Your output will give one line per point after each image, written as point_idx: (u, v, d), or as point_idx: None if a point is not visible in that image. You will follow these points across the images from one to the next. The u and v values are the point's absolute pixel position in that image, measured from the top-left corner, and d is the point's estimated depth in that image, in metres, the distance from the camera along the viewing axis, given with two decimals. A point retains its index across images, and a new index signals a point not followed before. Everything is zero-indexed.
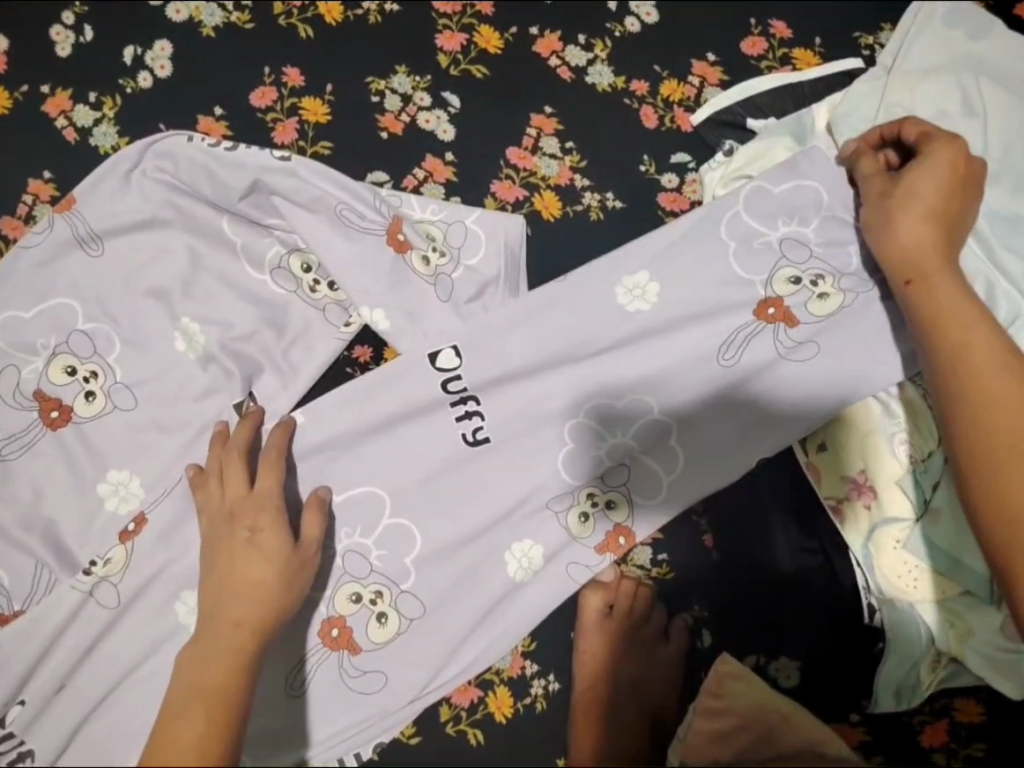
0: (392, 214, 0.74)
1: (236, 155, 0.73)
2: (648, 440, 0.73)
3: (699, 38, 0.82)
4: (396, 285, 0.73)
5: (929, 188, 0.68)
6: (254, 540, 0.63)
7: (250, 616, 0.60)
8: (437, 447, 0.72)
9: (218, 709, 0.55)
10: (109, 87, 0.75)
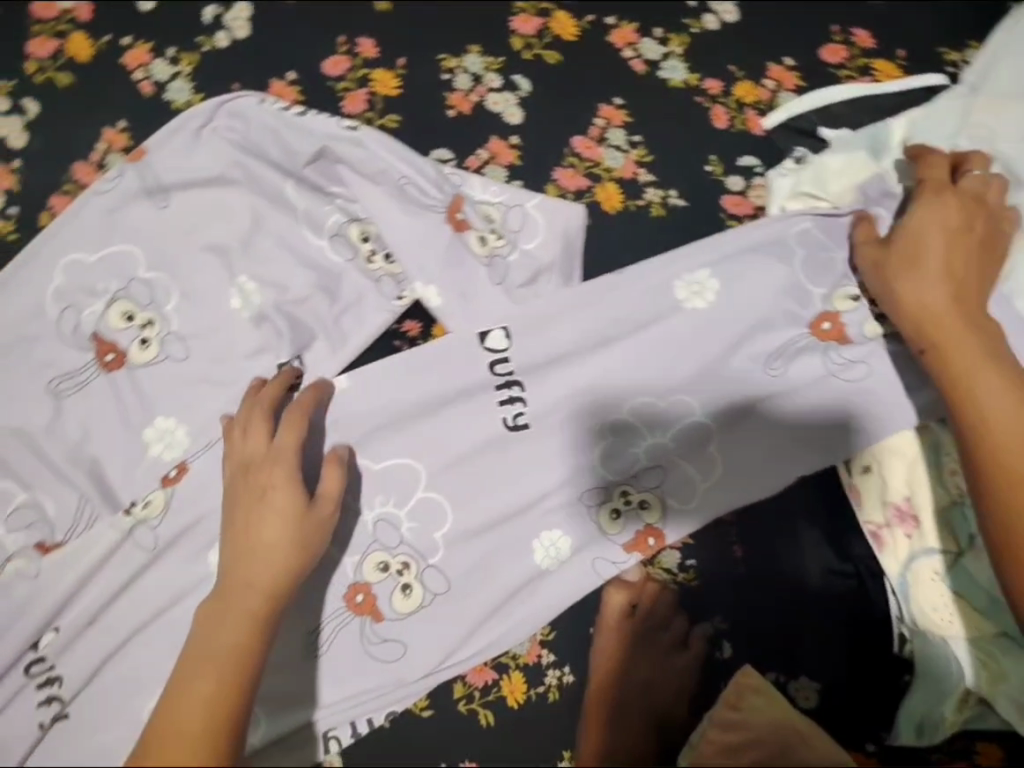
0: (454, 194, 0.74)
1: (307, 121, 0.74)
2: (686, 442, 0.73)
3: (778, 40, 0.81)
4: (449, 265, 0.74)
5: (942, 247, 0.66)
6: (269, 500, 0.63)
7: (265, 578, 0.61)
8: (476, 428, 0.73)
9: (231, 668, 0.57)
10: (188, 43, 0.76)
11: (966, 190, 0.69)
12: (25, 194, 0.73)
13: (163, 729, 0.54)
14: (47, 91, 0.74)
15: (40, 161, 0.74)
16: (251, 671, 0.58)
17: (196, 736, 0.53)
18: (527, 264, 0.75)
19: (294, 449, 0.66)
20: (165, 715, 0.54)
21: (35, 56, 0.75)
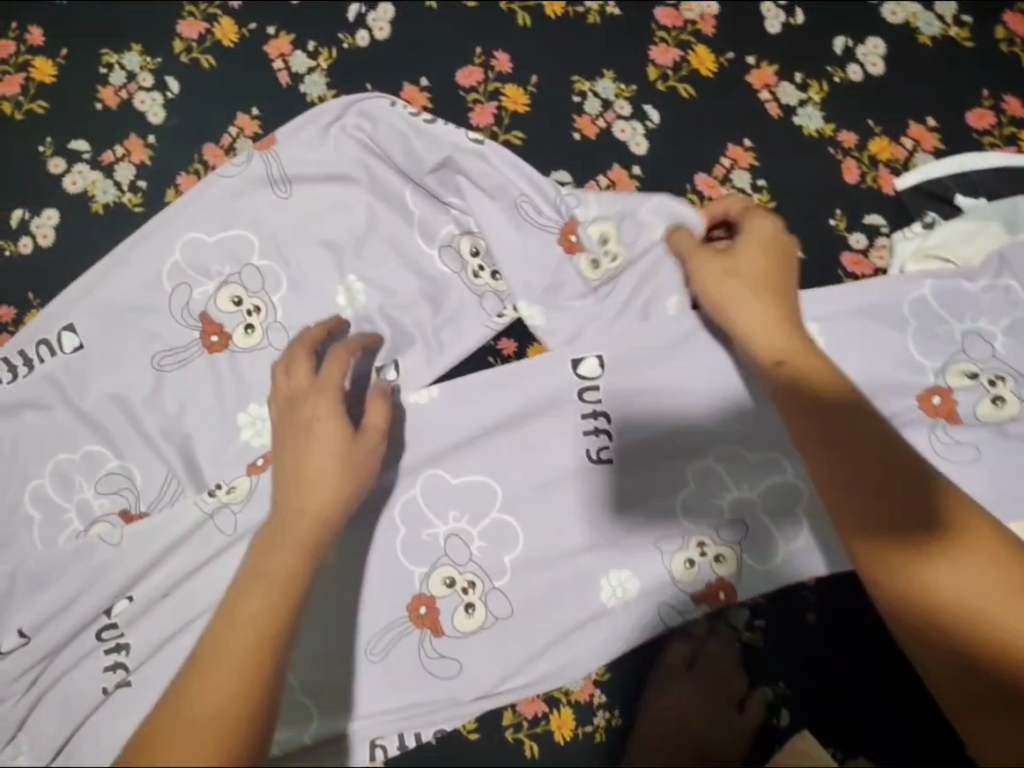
0: (569, 213, 0.74)
1: (429, 129, 0.74)
2: (774, 502, 0.71)
3: (923, 99, 0.77)
4: (557, 287, 0.73)
5: (758, 262, 0.65)
6: (313, 429, 0.61)
7: (317, 505, 0.58)
8: (560, 457, 0.72)
9: (276, 597, 0.53)
10: (329, 38, 0.77)
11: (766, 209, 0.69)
12: (156, 169, 0.75)
13: (218, 647, 0.51)
14: (190, 72, 0.76)
15: (173, 139, 0.75)
16: (297, 598, 0.54)
17: (240, 656, 0.50)
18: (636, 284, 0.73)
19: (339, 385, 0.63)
20: (219, 633, 0.52)
21: (183, 37, 0.76)
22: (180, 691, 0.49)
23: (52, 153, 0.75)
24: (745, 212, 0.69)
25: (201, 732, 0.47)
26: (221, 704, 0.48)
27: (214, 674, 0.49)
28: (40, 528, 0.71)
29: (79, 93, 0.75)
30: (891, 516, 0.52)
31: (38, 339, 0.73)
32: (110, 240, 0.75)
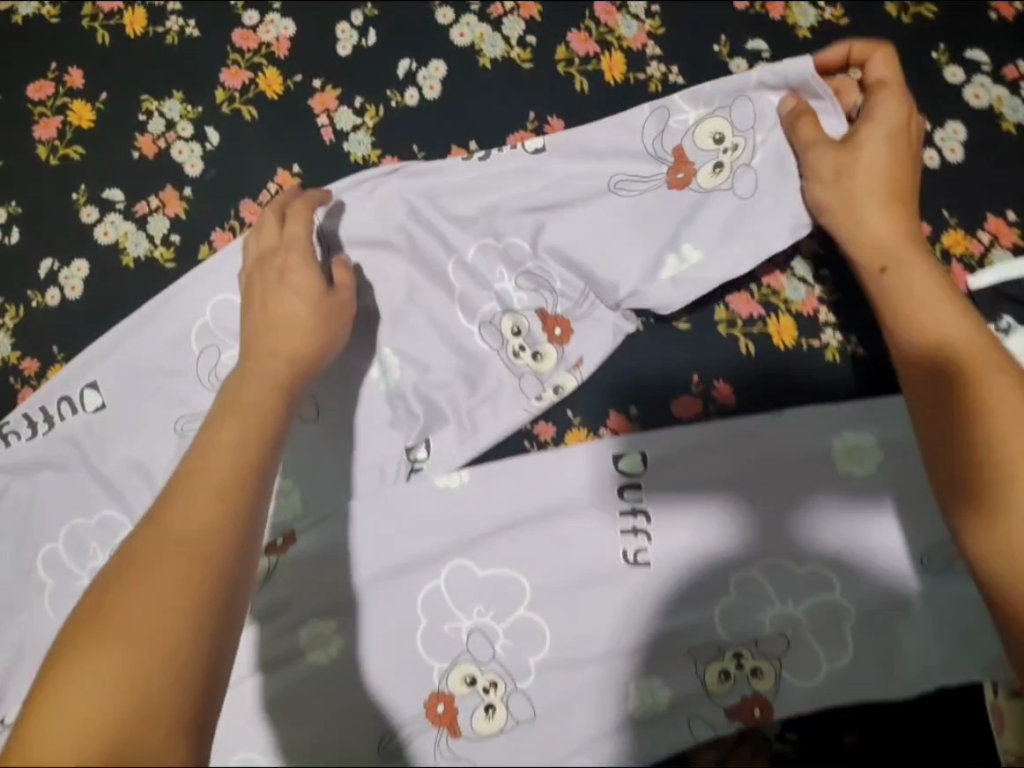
0: (672, 149, 0.68)
1: (492, 162, 0.69)
2: (819, 619, 0.66)
3: (1008, 189, 0.71)
4: (690, 215, 0.67)
5: (893, 201, 0.61)
6: (285, 278, 0.62)
7: (289, 348, 0.60)
8: (594, 555, 0.68)
9: (253, 435, 0.53)
10: (377, 96, 0.73)
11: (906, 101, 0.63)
12: (191, 222, 0.72)
13: (196, 473, 0.49)
14: (231, 123, 0.73)
15: (209, 192, 0.72)
16: (270, 436, 0.53)
17: (222, 485, 0.48)
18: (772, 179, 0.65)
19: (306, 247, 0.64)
20: (197, 467, 0.50)
21: (226, 86, 0.73)
22: (151, 521, 0.46)
23: (85, 201, 0.73)
24: (874, 104, 0.63)
25: (185, 555, 0.44)
26: (207, 528, 0.45)
27: (187, 503, 0.47)
28: (51, 594, 0.69)
29: (116, 139, 0.73)
30: (970, 460, 0.51)
31: (59, 395, 0.70)
32: (140, 295, 0.72)
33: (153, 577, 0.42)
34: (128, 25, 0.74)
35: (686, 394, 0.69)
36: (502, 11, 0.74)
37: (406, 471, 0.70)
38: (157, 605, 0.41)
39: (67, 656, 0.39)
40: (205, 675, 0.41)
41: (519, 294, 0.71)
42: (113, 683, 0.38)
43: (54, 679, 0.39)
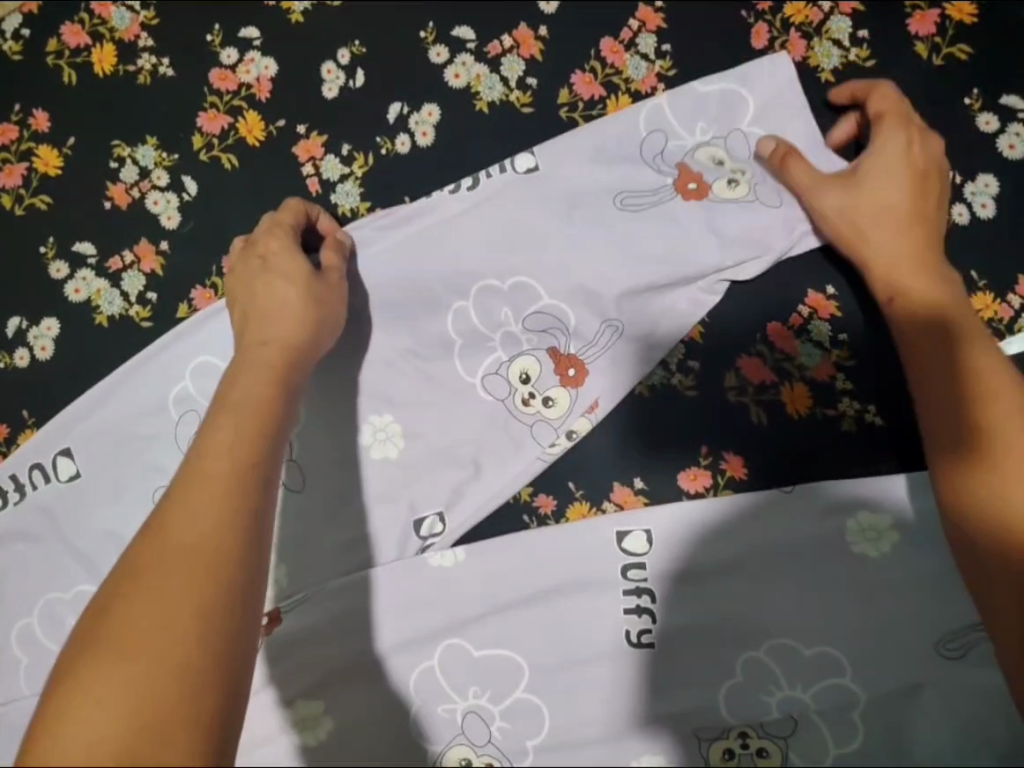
0: (675, 163, 0.66)
1: (483, 189, 0.67)
2: (828, 704, 0.63)
3: None
4: (718, 228, 0.65)
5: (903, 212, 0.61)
6: (270, 262, 0.60)
7: (281, 332, 0.57)
8: (594, 634, 0.65)
9: (252, 430, 0.50)
10: (365, 143, 0.68)
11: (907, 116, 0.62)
12: (168, 279, 0.68)
13: (193, 474, 0.46)
14: (210, 171, 0.68)
15: (187, 246, 0.68)
16: (267, 424, 0.51)
17: (220, 485, 0.46)
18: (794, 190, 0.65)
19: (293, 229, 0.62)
20: (194, 464, 0.47)
21: (203, 131, 0.68)
22: (157, 522, 0.44)
23: (54, 255, 0.68)
24: (880, 125, 0.62)
25: (187, 566, 0.41)
26: (209, 528, 0.43)
27: (191, 500, 0.45)
28: (26, 672, 0.66)
29: (87, 188, 0.68)
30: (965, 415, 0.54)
31: (31, 462, 0.66)
32: (114, 355, 0.68)
33: (157, 590, 0.40)
34: (97, 63, 0.69)
35: (694, 465, 0.66)
36: (500, 50, 0.68)
37: (416, 547, 0.67)
38: (165, 617, 0.39)
39: (75, 681, 0.37)
40: (229, 674, 0.40)
41: (528, 335, 0.67)
42: (124, 695, 0.37)
43: (70, 701, 0.37)
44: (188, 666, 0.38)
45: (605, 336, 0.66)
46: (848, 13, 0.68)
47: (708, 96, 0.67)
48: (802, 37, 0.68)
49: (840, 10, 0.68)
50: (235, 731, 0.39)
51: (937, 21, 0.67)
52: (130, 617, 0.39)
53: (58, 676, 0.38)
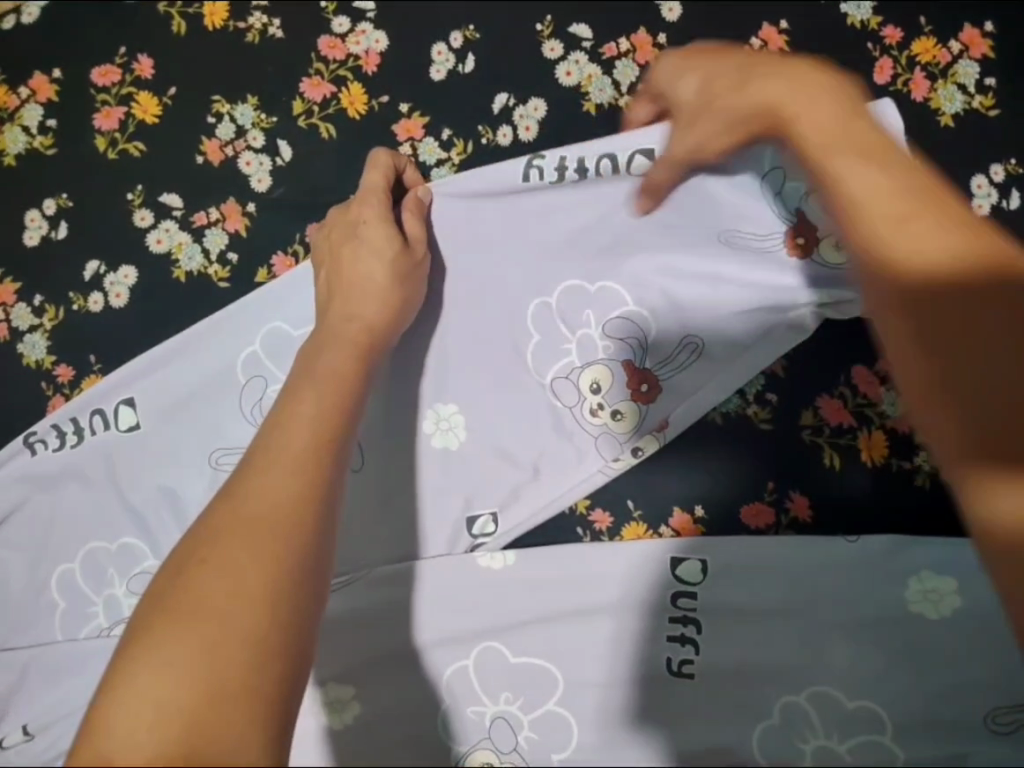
0: (796, 206, 0.62)
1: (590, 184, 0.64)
2: (865, 761, 0.62)
3: None
4: (820, 283, 0.63)
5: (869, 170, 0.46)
6: (361, 230, 0.60)
7: (363, 307, 0.57)
8: (634, 656, 0.64)
9: (330, 407, 0.51)
10: (467, 129, 0.67)
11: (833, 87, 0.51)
12: (251, 241, 0.67)
13: (272, 448, 0.47)
14: (307, 138, 0.67)
15: (274, 211, 0.67)
16: (349, 402, 0.52)
17: (296, 460, 0.46)
18: None
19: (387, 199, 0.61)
20: (274, 435, 0.48)
21: (305, 97, 0.67)
22: (234, 493, 0.44)
23: (140, 202, 0.67)
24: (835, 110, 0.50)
25: (259, 535, 0.42)
26: (284, 504, 0.44)
27: (272, 473, 0.45)
28: (64, 615, 0.66)
29: (181, 140, 0.68)
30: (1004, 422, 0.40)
31: (92, 408, 0.66)
32: (187, 311, 0.67)
33: (230, 554, 0.41)
34: (208, 16, 0.68)
35: (757, 500, 0.64)
36: (615, 53, 0.67)
37: (465, 545, 0.66)
38: (235, 583, 0.40)
39: (145, 636, 0.38)
40: (297, 651, 0.40)
41: (604, 343, 0.66)
42: (190, 662, 0.36)
43: (136, 652, 0.37)
44: (254, 632, 0.38)
45: (681, 356, 0.65)
46: (978, 58, 0.66)
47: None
48: (926, 77, 0.66)
49: (970, 54, 0.66)
50: (296, 702, 0.39)
51: None
52: (199, 585, 0.39)
53: (130, 628, 0.39)
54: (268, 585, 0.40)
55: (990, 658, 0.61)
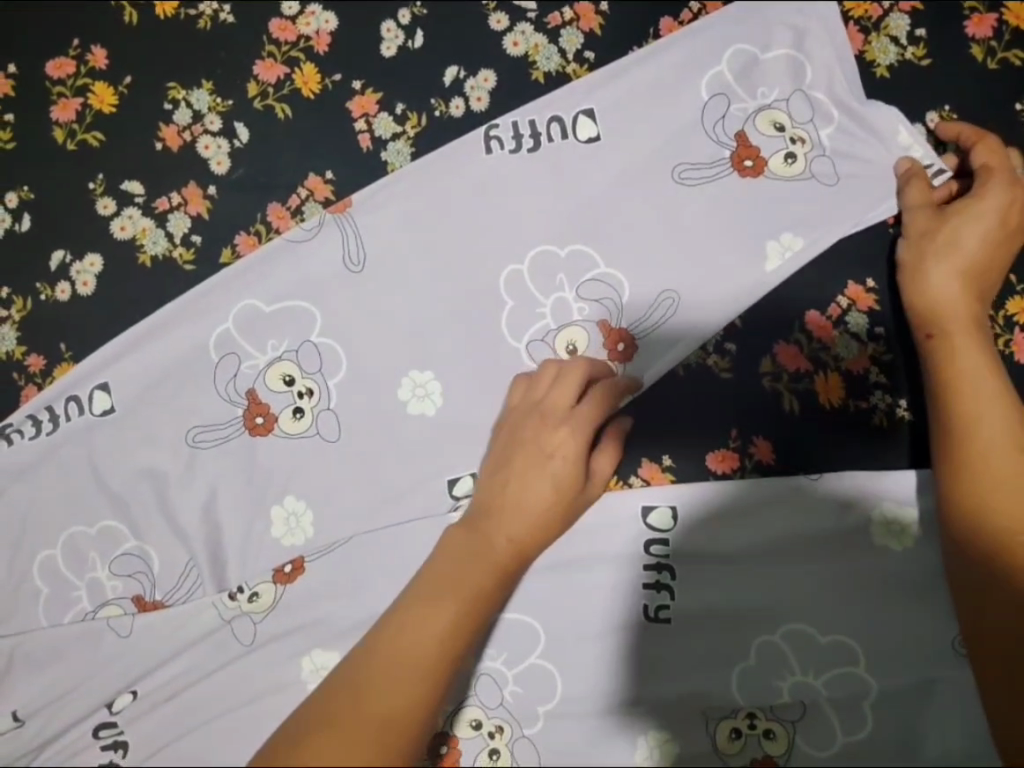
0: (733, 132, 0.67)
1: (540, 149, 0.68)
2: (840, 693, 0.64)
3: None
4: (761, 203, 0.66)
5: (971, 222, 0.63)
6: (555, 462, 0.60)
7: (520, 498, 0.59)
8: (612, 606, 0.66)
9: (509, 558, 0.57)
10: (420, 103, 0.69)
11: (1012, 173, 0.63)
12: (214, 224, 0.68)
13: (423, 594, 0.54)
14: (263, 119, 0.69)
15: (236, 192, 0.68)
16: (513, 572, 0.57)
17: (451, 619, 0.52)
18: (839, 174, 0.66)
19: (585, 431, 0.62)
20: (449, 562, 0.56)
21: (260, 80, 0.69)
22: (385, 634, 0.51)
23: (102, 191, 0.69)
24: (985, 177, 0.63)
25: (391, 677, 0.48)
26: (429, 645, 0.50)
27: (424, 613, 0.52)
28: (46, 602, 0.67)
29: (140, 128, 0.69)
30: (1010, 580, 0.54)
31: (67, 394, 0.67)
32: (156, 296, 0.68)
33: (399, 674, 0.49)
34: (159, 5, 0.70)
35: (722, 446, 0.66)
36: (560, 21, 0.69)
37: (448, 506, 0.66)
38: (407, 693, 0.48)
39: (324, 729, 0.45)
40: None
41: (579, 306, 0.67)
42: None
43: None
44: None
45: (658, 311, 0.66)
46: (907, 11, 0.68)
47: (769, 63, 0.68)
48: (860, 31, 0.68)
49: (899, 8, 0.68)
50: None
51: (993, 25, 0.68)
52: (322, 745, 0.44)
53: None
54: (422, 695, 0.48)
55: (950, 583, 0.63)
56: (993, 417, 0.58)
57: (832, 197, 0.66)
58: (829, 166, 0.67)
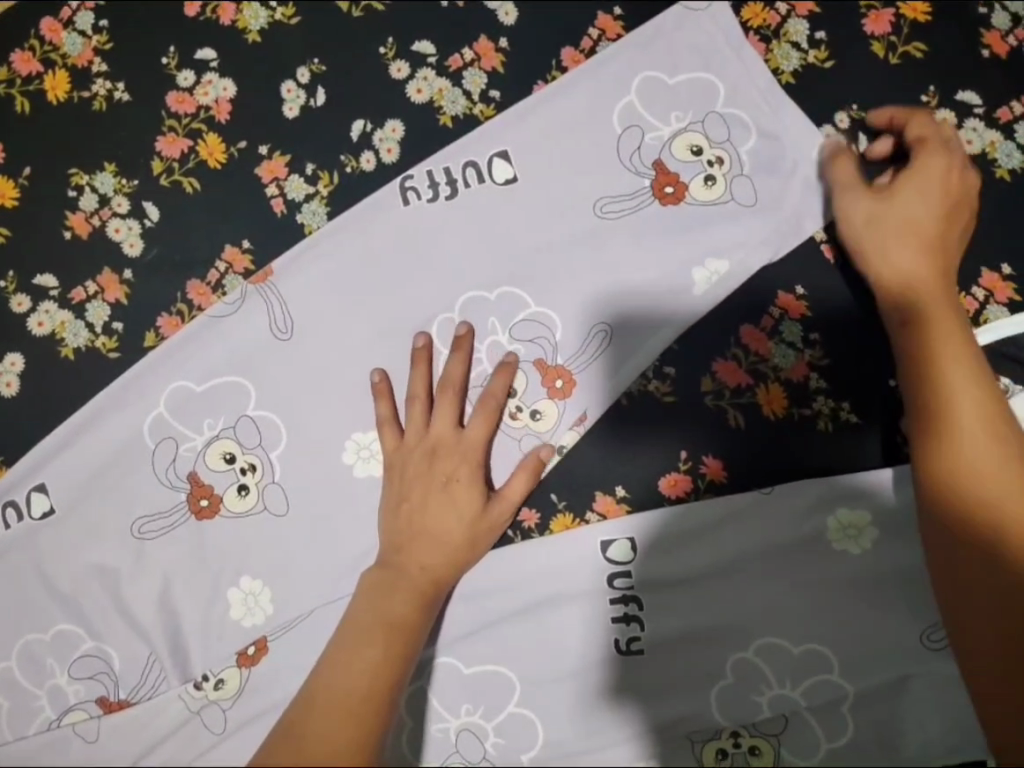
0: (651, 161, 0.67)
1: (458, 194, 0.67)
2: (819, 700, 0.64)
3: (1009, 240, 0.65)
4: (683, 224, 0.66)
5: (912, 200, 0.62)
6: (452, 490, 0.63)
7: (431, 527, 0.62)
8: (584, 643, 0.65)
9: (425, 581, 0.61)
10: (330, 161, 0.68)
11: (945, 142, 0.63)
12: (133, 308, 0.67)
13: (344, 638, 0.57)
14: (172, 196, 0.67)
15: (152, 274, 0.67)
16: (437, 594, 0.61)
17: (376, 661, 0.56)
18: (765, 187, 0.66)
19: (477, 455, 0.64)
20: (371, 608, 0.59)
21: (163, 156, 0.67)
22: (315, 683, 0.55)
23: (14, 289, 0.67)
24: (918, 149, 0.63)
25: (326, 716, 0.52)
26: (349, 689, 0.54)
27: (347, 657, 0.56)
28: (7, 716, 0.65)
29: (45, 219, 0.67)
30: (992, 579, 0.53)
31: (4, 501, 0.66)
32: (81, 388, 0.66)
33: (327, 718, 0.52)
34: (50, 91, 0.68)
35: (674, 470, 0.66)
36: (461, 63, 0.68)
37: None
38: (336, 733, 0.52)
39: None
40: None
41: (514, 347, 0.66)
42: None
43: None
44: None
45: (593, 343, 0.66)
46: (805, 15, 0.68)
47: (677, 87, 0.68)
48: (761, 40, 0.68)
49: (797, 13, 0.68)
50: None
51: (891, 20, 0.68)
52: None
53: None
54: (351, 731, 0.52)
55: (913, 578, 0.64)
56: (967, 392, 0.57)
57: (754, 209, 0.66)
58: (752, 182, 0.67)
